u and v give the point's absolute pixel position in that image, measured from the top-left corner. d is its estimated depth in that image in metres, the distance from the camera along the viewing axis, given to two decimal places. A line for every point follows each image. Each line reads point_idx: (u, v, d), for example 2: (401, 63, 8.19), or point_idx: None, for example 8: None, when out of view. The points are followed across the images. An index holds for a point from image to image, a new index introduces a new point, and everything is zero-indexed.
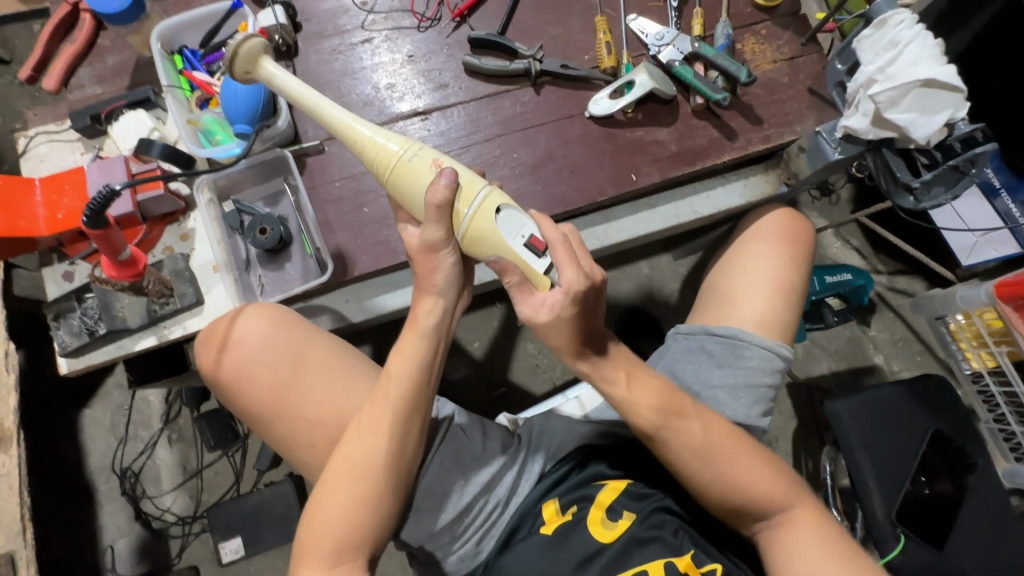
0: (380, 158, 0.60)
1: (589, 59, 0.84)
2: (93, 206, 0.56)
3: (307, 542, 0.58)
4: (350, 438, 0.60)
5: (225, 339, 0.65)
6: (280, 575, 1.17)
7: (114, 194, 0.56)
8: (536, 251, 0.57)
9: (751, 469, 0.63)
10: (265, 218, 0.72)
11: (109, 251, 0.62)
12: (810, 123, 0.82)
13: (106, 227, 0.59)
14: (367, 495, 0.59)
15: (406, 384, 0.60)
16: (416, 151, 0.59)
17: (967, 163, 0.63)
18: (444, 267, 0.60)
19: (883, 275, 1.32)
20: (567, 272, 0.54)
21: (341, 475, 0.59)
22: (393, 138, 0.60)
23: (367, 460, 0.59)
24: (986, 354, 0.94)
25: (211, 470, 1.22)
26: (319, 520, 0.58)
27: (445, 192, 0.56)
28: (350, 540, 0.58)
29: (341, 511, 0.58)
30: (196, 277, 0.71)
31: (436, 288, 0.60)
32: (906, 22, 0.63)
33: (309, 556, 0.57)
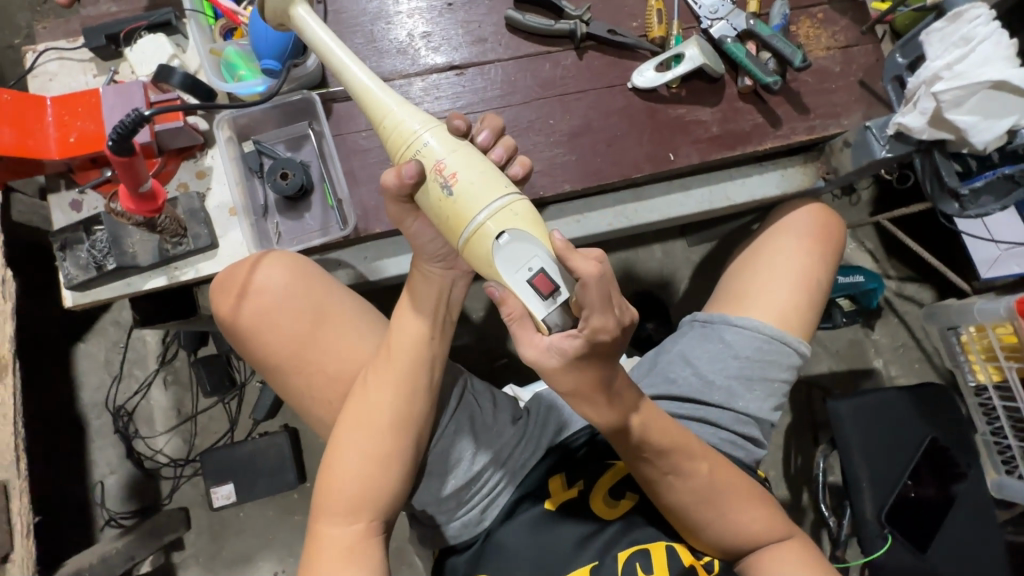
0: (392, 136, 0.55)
1: (637, 27, 0.79)
2: (119, 130, 0.52)
3: (323, 500, 0.57)
4: (360, 398, 0.60)
5: (243, 287, 0.63)
6: (269, 523, 1.19)
7: (143, 118, 0.52)
8: (540, 292, 0.50)
9: (748, 508, 0.63)
10: (287, 163, 0.69)
11: (130, 181, 0.57)
12: (858, 117, 0.79)
13: (132, 154, 0.55)
14: (383, 458, 0.58)
15: (412, 348, 0.60)
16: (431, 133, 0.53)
17: (1022, 173, 0.62)
18: (418, 236, 0.57)
19: (893, 281, 1.32)
20: (593, 317, 0.46)
21: (358, 436, 0.58)
22: (414, 117, 0.54)
23: (377, 423, 0.58)
24: (994, 368, 0.95)
25: (205, 416, 1.21)
26: (336, 479, 0.57)
27: (410, 173, 0.52)
28: (363, 502, 0.57)
29: (357, 470, 0.57)
30: (211, 219, 0.68)
31: (432, 253, 0.58)
32: (982, 18, 0.60)
33: (327, 512, 0.57)
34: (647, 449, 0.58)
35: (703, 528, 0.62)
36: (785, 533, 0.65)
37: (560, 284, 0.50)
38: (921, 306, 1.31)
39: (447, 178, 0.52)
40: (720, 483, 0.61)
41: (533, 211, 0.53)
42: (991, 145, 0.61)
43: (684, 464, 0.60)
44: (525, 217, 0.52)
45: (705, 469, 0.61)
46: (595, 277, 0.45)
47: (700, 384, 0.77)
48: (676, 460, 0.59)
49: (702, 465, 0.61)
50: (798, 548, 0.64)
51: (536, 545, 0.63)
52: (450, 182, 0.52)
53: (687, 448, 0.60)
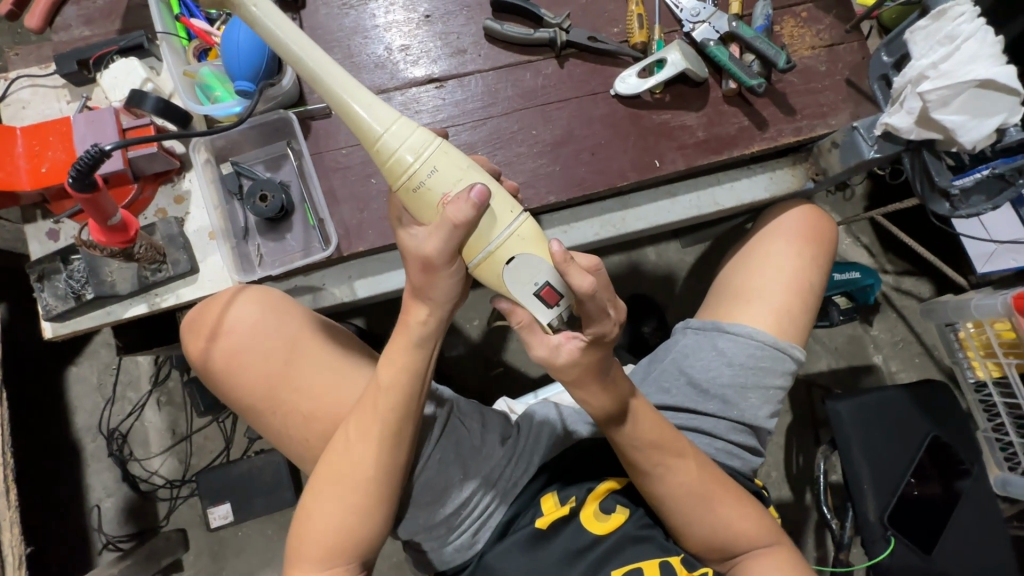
0: (391, 168, 0.50)
1: (618, 32, 0.78)
2: (79, 165, 0.51)
3: (299, 540, 0.57)
4: (340, 442, 0.58)
5: (214, 328, 0.62)
6: (268, 542, 1.18)
7: (103, 154, 0.51)
8: (546, 302, 0.50)
9: (731, 506, 0.63)
10: (266, 184, 0.68)
11: (97, 216, 0.56)
12: (845, 117, 0.78)
13: (95, 191, 0.54)
14: (359, 503, 0.57)
15: (394, 396, 0.56)
16: (438, 152, 0.50)
17: (1013, 171, 0.62)
18: (447, 281, 0.51)
19: (890, 275, 1.31)
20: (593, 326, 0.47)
21: (333, 482, 0.57)
22: (415, 131, 0.51)
23: (355, 469, 0.57)
24: (994, 364, 0.93)
25: (200, 435, 1.20)
26: (314, 526, 0.57)
27: (468, 210, 0.46)
28: (341, 548, 0.57)
29: (333, 515, 0.57)
30: (190, 244, 0.67)
31: (432, 299, 0.52)
32: (966, 15, 0.59)
33: (304, 558, 0.57)
34: (635, 449, 0.58)
35: (682, 525, 0.62)
36: (768, 539, 0.64)
37: (565, 292, 0.50)
38: (919, 300, 1.30)
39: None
40: (703, 482, 0.61)
41: (539, 232, 0.53)
42: (979, 144, 0.60)
43: (670, 462, 0.60)
44: (532, 238, 0.52)
45: (691, 465, 0.61)
46: (589, 290, 0.45)
47: (694, 394, 0.76)
48: (665, 453, 0.59)
49: (687, 463, 0.61)
50: (781, 556, 0.63)
51: (528, 562, 0.63)
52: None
53: (675, 445, 0.60)
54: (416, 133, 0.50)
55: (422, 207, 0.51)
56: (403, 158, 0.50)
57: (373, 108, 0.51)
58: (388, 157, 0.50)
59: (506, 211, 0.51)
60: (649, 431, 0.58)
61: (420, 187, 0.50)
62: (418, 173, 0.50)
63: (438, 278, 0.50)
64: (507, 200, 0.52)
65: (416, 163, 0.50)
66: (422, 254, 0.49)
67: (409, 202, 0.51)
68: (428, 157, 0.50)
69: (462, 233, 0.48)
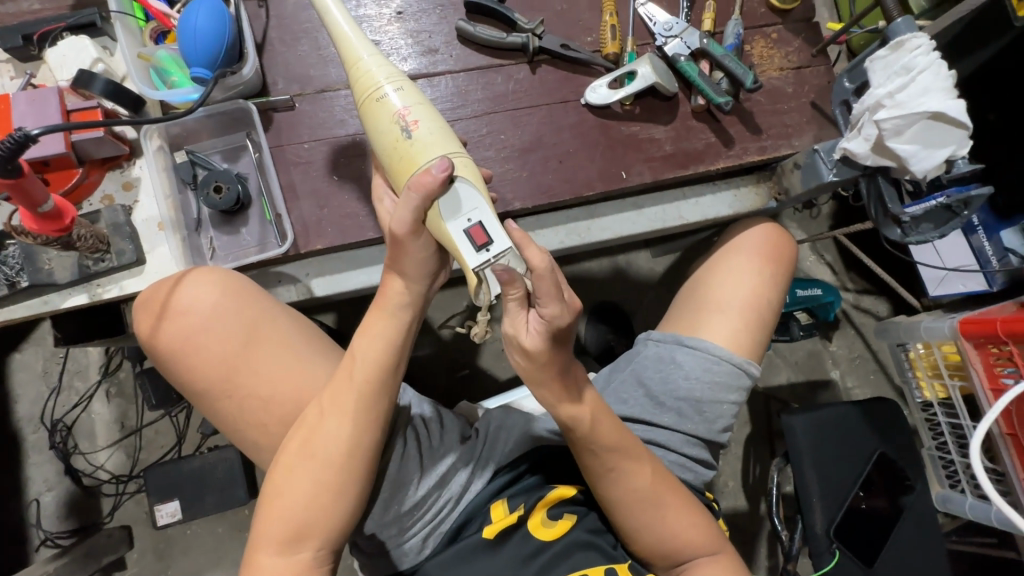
0: (360, 82, 0.56)
1: (591, 41, 0.78)
2: (2, 150, 0.48)
3: (259, 529, 0.53)
4: (314, 417, 0.55)
5: (165, 307, 0.59)
6: (219, 541, 1.15)
7: (31, 138, 0.48)
8: (474, 242, 0.49)
9: (676, 514, 0.62)
10: (221, 175, 0.66)
11: (27, 203, 0.53)
12: (808, 138, 0.80)
13: (21, 175, 0.51)
14: (331, 481, 0.54)
15: (374, 366, 0.55)
16: (397, 85, 0.55)
17: (960, 203, 0.63)
18: (418, 251, 0.52)
19: (851, 293, 1.34)
20: (549, 306, 0.44)
21: (304, 457, 0.54)
22: (382, 63, 0.55)
23: (330, 445, 0.54)
24: (939, 385, 0.96)
25: (151, 429, 1.16)
26: (279, 504, 0.53)
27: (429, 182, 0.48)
28: (308, 528, 0.52)
29: (300, 494, 0.53)
30: (138, 234, 0.64)
31: (403, 270, 0.54)
32: (923, 48, 0.60)
33: (265, 540, 0.52)
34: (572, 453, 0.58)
35: (633, 529, 0.62)
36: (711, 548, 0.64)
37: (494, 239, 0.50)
38: (876, 318, 1.34)
39: (408, 124, 0.54)
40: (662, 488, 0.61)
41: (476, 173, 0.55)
42: (929, 175, 0.61)
43: (627, 469, 0.59)
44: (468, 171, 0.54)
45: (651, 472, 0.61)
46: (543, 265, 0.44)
47: (651, 405, 0.77)
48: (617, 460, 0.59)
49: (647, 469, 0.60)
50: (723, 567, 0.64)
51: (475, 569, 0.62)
52: (410, 127, 0.54)
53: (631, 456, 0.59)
54: (381, 64, 0.55)
55: (376, 118, 0.55)
56: (372, 75, 0.56)
57: (357, 38, 0.56)
58: (357, 71, 0.56)
59: (448, 143, 0.54)
60: (608, 438, 0.57)
61: (380, 101, 0.55)
62: (380, 88, 0.55)
63: (408, 250, 0.52)
64: (453, 140, 0.55)
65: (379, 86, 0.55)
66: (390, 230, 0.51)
67: (363, 113, 0.56)
68: (395, 80, 0.55)
69: (422, 200, 0.49)
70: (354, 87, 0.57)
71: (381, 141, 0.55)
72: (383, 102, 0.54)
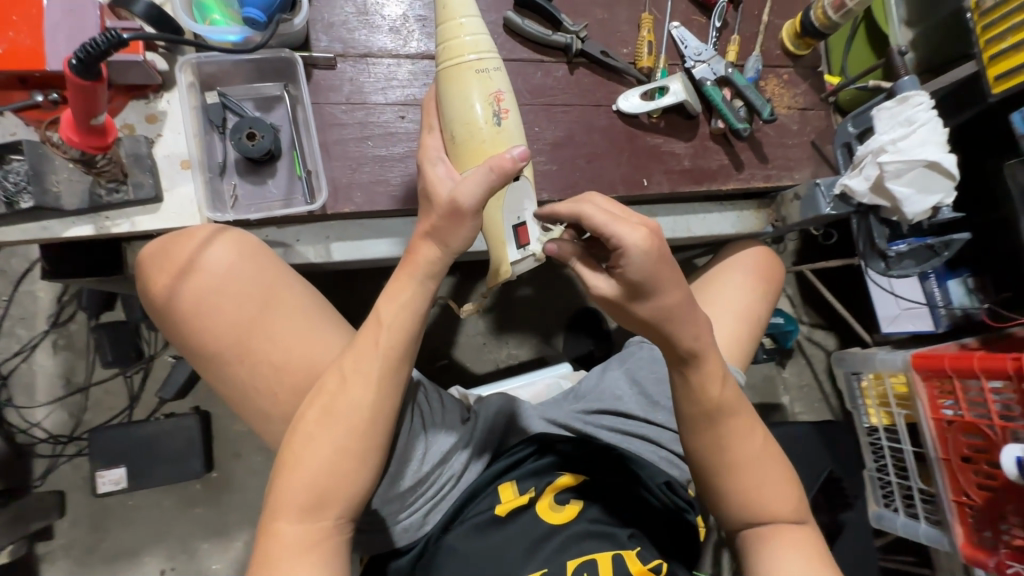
0: (450, 43, 0.58)
1: (627, 53, 0.82)
2: (85, 51, 0.43)
3: (276, 497, 0.50)
4: (335, 383, 0.53)
5: (183, 263, 0.53)
6: (163, 515, 1.07)
7: (119, 42, 0.43)
8: (519, 241, 0.63)
9: (751, 472, 0.62)
10: (256, 122, 0.64)
11: (83, 112, 0.48)
12: (807, 173, 0.87)
13: (96, 82, 0.46)
14: (355, 449, 0.52)
15: (400, 334, 0.53)
16: (488, 68, 0.59)
17: (941, 245, 0.74)
18: (466, 233, 0.50)
19: (806, 325, 1.46)
20: (620, 234, 0.48)
21: (326, 424, 0.52)
22: (477, 33, 0.58)
23: (355, 413, 0.52)
24: (885, 412, 1.06)
25: (100, 388, 1.08)
26: (299, 474, 0.50)
27: (508, 168, 0.47)
28: (330, 496, 0.51)
29: (321, 462, 0.51)
30: (158, 169, 0.61)
31: (447, 243, 0.51)
32: (924, 105, 0.68)
33: (285, 509, 0.50)
34: None
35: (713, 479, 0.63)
36: (795, 517, 0.63)
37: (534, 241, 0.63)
38: (826, 351, 1.46)
39: (500, 111, 0.59)
40: (767, 461, 0.63)
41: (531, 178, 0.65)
42: (918, 216, 0.70)
43: (703, 425, 0.61)
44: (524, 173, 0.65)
45: (760, 441, 0.63)
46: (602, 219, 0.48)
47: (643, 403, 0.81)
48: (697, 410, 0.60)
49: (756, 438, 0.63)
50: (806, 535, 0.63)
51: (489, 551, 0.61)
52: (501, 114, 0.59)
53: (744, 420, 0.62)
54: (473, 34, 0.58)
55: (457, 86, 0.58)
56: (464, 46, 0.58)
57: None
58: (451, 38, 0.58)
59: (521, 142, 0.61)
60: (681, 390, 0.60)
61: (472, 76, 0.58)
62: (474, 62, 0.58)
63: (463, 225, 0.50)
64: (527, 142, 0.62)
65: (469, 56, 0.58)
66: (452, 199, 0.48)
67: (449, 81, 0.58)
68: (486, 59, 0.59)
69: (497, 181, 0.48)
70: (440, 45, 0.59)
71: (466, 114, 0.58)
72: (476, 80, 0.58)
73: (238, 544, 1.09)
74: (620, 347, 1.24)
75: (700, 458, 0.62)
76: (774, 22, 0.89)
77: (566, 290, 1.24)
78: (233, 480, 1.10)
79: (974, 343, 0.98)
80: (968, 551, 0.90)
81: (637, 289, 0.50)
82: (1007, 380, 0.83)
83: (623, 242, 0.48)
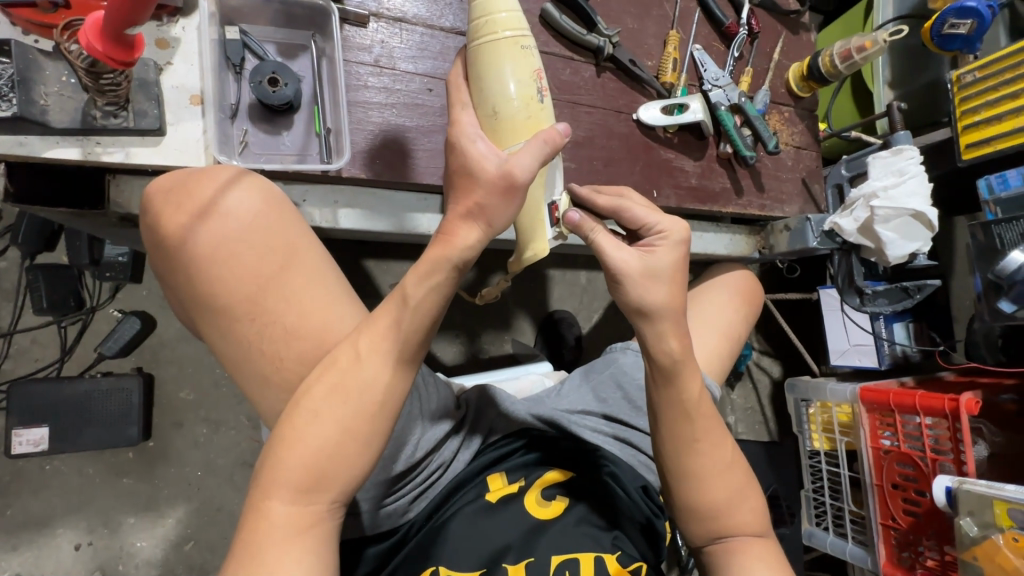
0: (483, 21, 0.56)
1: (651, 66, 0.84)
2: None
3: (269, 470, 0.47)
4: (348, 357, 0.49)
5: (206, 206, 0.51)
6: (84, 485, 0.96)
7: None
8: (553, 219, 0.63)
9: (720, 483, 0.60)
10: (279, 68, 0.60)
11: (120, 20, 0.43)
12: (796, 207, 0.92)
13: None
14: (362, 430, 0.48)
15: (426, 315, 0.49)
16: (525, 46, 0.57)
17: (915, 288, 0.85)
18: (508, 208, 0.49)
19: (757, 351, 1.54)
20: (664, 221, 0.58)
21: (334, 399, 0.48)
22: (512, 10, 0.57)
23: (368, 391, 0.48)
24: (827, 438, 1.14)
25: (27, 337, 0.96)
26: (299, 447, 0.47)
27: (558, 140, 0.50)
28: (329, 477, 0.47)
29: (323, 440, 0.47)
30: (165, 100, 0.55)
31: (490, 221, 0.49)
32: (914, 159, 0.76)
33: (279, 484, 0.46)
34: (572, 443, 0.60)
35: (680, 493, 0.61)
36: (759, 530, 0.62)
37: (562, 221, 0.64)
38: (771, 377, 1.55)
39: (541, 87, 0.58)
40: (736, 466, 0.62)
41: None
42: (896, 260, 0.77)
43: (685, 438, 0.59)
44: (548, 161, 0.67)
45: (728, 450, 0.62)
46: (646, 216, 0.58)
47: (628, 408, 0.78)
48: (678, 418, 0.59)
49: (726, 446, 0.62)
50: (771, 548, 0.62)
51: (474, 534, 0.60)
52: (543, 93, 0.58)
53: (714, 428, 0.61)
54: (509, 12, 0.56)
55: (493, 65, 0.56)
56: (498, 22, 0.56)
57: None
58: (485, 14, 0.56)
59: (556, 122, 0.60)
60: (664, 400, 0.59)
61: (510, 52, 0.56)
62: (512, 39, 0.56)
63: (514, 201, 0.49)
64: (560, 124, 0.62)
65: (505, 35, 0.56)
66: (507, 172, 0.48)
67: (487, 59, 0.56)
68: (520, 35, 0.57)
69: (549, 154, 0.50)
70: (476, 20, 0.56)
71: (506, 92, 0.55)
72: (517, 55, 0.56)
73: (170, 522, 0.98)
74: (590, 353, 1.25)
75: (668, 463, 0.61)
76: (783, 62, 0.94)
77: (544, 291, 1.24)
78: (172, 452, 0.99)
79: (911, 382, 1.07)
80: (889, 569, 0.99)
81: (655, 271, 0.55)
82: (941, 418, 0.91)
83: (665, 229, 0.58)
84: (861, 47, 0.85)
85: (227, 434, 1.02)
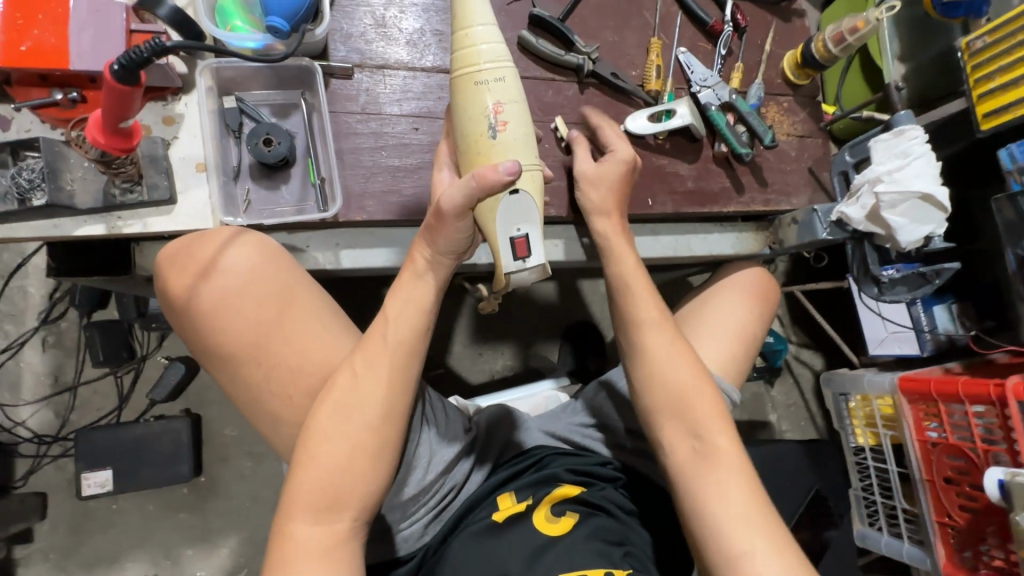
0: (464, 57, 0.59)
1: (635, 75, 0.84)
2: (130, 56, 0.45)
3: (288, 495, 0.51)
4: (348, 379, 0.54)
5: (205, 266, 0.55)
6: (146, 520, 1.04)
7: (167, 48, 0.46)
8: (515, 253, 0.59)
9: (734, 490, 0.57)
10: (273, 129, 0.65)
11: (113, 115, 0.49)
12: (804, 198, 0.89)
13: (135, 90, 0.48)
14: (369, 446, 0.52)
15: (409, 329, 0.56)
16: (494, 78, 0.59)
17: (933, 273, 0.81)
18: (454, 233, 0.55)
19: (794, 345, 1.48)
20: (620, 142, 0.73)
21: (341, 421, 0.52)
22: (491, 45, 0.59)
23: (369, 410, 0.53)
24: (871, 433, 1.09)
25: (88, 388, 1.06)
26: (314, 470, 0.51)
27: (494, 182, 0.52)
28: (344, 496, 0.51)
29: (334, 459, 0.51)
30: (173, 171, 0.61)
31: (436, 245, 0.56)
32: (919, 138, 0.74)
33: (299, 508, 0.50)
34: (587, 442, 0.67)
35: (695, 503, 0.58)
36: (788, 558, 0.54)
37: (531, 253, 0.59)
38: (813, 371, 1.48)
39: (497, 123, 0.59)
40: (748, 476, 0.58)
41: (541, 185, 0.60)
42: (911, 245, 0.75)
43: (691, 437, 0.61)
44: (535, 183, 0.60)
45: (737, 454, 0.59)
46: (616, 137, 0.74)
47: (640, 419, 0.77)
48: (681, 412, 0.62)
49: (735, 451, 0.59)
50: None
51: (488, 553, 0.61)
52: (499, 127, 0.59)
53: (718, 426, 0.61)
54: (490, 47, 0.59)
55: (464, 95, 0.59)
56: (477, 56, 0.59)
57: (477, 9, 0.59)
58: (465, 50, 0.59)
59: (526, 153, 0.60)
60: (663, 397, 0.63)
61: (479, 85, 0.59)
62: (482, 72, 0.59)
63: (447, 227, 0.54)
64: (531, 149, 0.60)
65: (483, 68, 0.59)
66: (438, 203, 0.54)
67: (459, 91, 0.60)
68: (499, 67, 0.59)
69: (476, 188, 0.53)
70: (457, 52, 0.60)
71: (469, 126, 0.59)
72: (476, 93, 0.59)
73: (224, 551, 1.05)
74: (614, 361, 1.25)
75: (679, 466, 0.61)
76: (776, 52, 0.92)
77: (561, 303, 1.25)
78: (221, 485, 1.07)
79: (957, 368, 1.00)
80: None
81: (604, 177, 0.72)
82: (989, 405, 0.85)
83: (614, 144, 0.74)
84: (854, 28, 0.82)
85: (269, 466, 1.08)
